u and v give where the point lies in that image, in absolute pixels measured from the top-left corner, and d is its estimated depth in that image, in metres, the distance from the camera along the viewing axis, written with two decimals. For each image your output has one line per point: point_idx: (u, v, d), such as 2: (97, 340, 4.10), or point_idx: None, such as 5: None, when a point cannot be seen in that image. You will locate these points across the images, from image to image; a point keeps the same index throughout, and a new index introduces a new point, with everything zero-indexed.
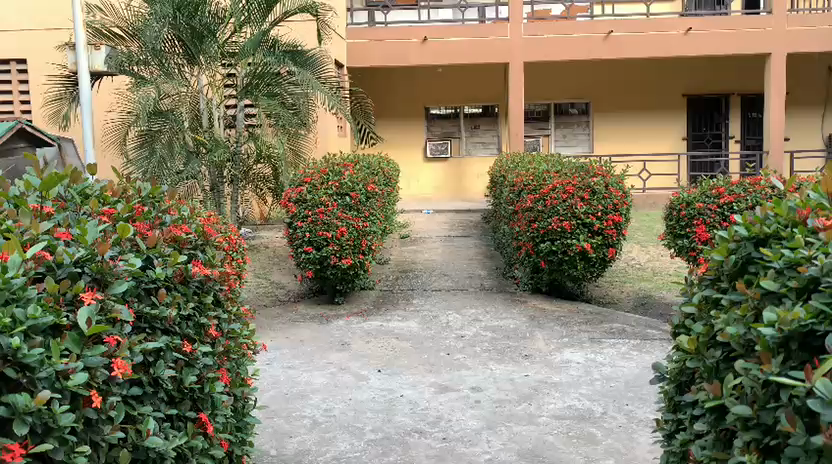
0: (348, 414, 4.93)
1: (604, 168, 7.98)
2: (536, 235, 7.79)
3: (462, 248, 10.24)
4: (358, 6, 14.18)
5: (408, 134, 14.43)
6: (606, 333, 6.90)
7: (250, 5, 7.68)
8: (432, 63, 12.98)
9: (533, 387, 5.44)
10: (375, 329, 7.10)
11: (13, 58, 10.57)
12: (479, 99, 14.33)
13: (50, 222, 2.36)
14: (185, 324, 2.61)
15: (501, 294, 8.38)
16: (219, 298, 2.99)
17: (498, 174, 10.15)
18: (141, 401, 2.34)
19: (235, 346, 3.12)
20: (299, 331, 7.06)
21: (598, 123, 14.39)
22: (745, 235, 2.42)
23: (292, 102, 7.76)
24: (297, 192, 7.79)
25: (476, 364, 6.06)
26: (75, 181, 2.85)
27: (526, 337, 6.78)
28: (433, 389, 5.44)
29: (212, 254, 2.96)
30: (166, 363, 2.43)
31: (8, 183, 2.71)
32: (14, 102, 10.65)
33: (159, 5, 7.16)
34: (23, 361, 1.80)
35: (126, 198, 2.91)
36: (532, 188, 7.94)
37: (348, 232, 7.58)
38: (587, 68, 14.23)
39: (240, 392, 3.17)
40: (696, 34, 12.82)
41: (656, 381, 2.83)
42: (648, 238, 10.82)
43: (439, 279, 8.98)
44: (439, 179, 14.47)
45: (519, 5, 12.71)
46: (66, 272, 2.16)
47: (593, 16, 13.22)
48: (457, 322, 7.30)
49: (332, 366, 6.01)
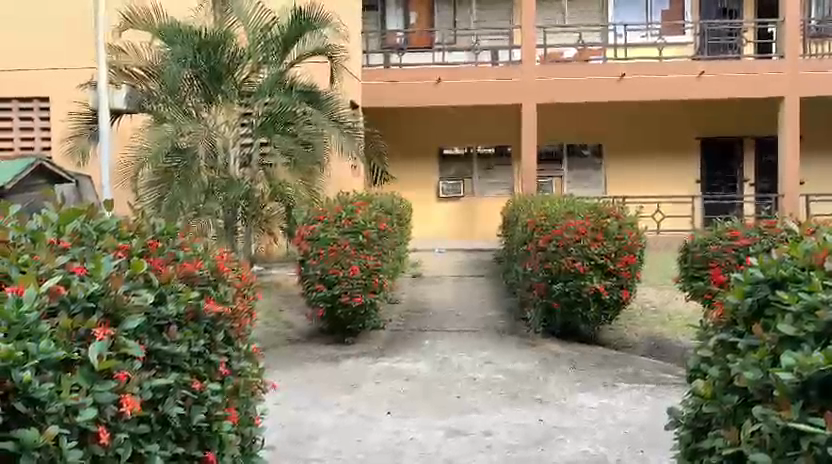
0: (357, 457, 4.86)
1: (617, 209, 7.95)
2: (549, 276, 7.73)
3: (474, 288, 10.19)
4: (373, 48, 14.46)
5: (420, 174, 14.55)
6: (620, 377, 6.79)
7: (268, 46, 7.92)
8: (446, 104, 13.14)
9: (544, 432, 5.34)
10: (385, 369, 7.04)
11: (36, 97, 10.84)
12: (492, 140, 14.46)
13: (67, 257, 2.36)
14: (194, 361, 2.60)
15: (513, 337, 8.29)
16: (230, 335, 2.97)
17: (511, 213, 10.11)
18: (148, 439, 2.32)
19: (245, 384, 3.10)
20: (308, 371, 7.00)
21: (610, 165, 14.46)
22: (761, 277, 2.39)
23: (307, 140, 7.87)
24: (309, 230, 7.84)
25: (487, 407, 5.97)
26: (92, 216, 2.88)
27: (539, 380, 6.69)
28: (444, 432, 5.35)
29: (223, 290, 2.97)
30: (175, 401, 2.42)
31: (25, 218, 2.73)
32: (35, 139, 10.88)
33: (178, 47, 7.46)
34: (32, 395, 1.81)
35: (140, 233, 2.92)
36: (545, 227, 7.89)
37: (360, 271, 7.71)
38: (599, 111, 14.36)
39: (247, 431, 3.12)
40: (708, 78, 12.91)
41: (671, 427, 2.77)
42: (661, 281, 10.73)
43: (451, 320, 8.92)
44: (451, 219, 14.48)
45: (532, 49, 12.90)
46: (79, 307, 2.15)
47: (606, 59, 13.39)
48: (469, 364, 7.23)
49: (341, 407, 5.95)
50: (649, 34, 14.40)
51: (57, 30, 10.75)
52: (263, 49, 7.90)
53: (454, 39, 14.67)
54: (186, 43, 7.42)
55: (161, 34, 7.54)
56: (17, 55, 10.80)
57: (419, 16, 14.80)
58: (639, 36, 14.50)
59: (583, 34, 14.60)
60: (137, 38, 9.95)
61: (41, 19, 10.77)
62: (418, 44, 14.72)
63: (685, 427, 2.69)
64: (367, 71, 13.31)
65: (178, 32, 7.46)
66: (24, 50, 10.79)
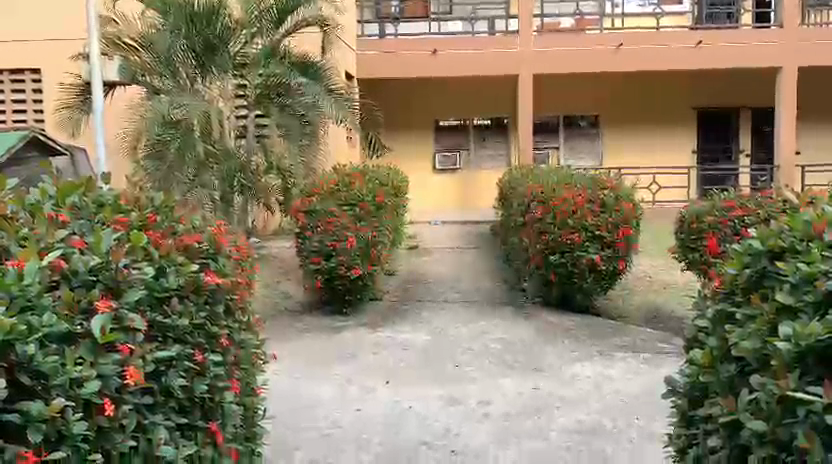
0: (357, 426, 4.92)
1: (614, 180, 7.97)
2: (546, 247, 7.76)
3: (471, 259, 10.24)
4: (368, 18, 14.27)
5: (417, 146, 14.47)
6: (616, 347, 6.86)
7: (261, 16, 7.80)
8: (443, 75, 13.03)
9: (542, 401, 5.41)
10: (383, 340, 7.09)
11: (28, 68, 10.69)
12: (488, 111, 14.39)
13: (66, 231, 2.36)
14: (196, 334, 2.62)
15: (510, 307, 8.34)
16: (230, 307, 2.97)
17: (508, 184, 10.08)
18: (152, 410, 2.36)
19: (246, 357, 3.11)
20: (307, 342, 7.04)
21: (607, 136, 14.39)
22: (760, 248, 2.41)
23: (303, 113, 7.79)
24: (306, 203, 7.79)
25: (485, 376, 6.04)
26: (90, 189, 2.87)
27: (535, 350, 6.75)
28: (442, 401, 5.42)
29: (223, 262, 2.96)
30: (178, 373, 2.45)
31: (22, 191, 2.72)
32: (28, 111, 10.74)
33: (172, 18, 7.38)
34: (38, 369, 1.82)
35: (138, 207, 2.90)
36: (542, 199, 7.87)
37: (357, 243, 7.74)
38: (597, 81, 14.28)
39: (249, 401, 3.15)
40: (706, 48, 12.81)
41: (667, 396, 2.80)
42: (658, 252, 10.75)
43: (449, 291, 8.95)
44: (447, 191, 14.45)
45: (529, 18, 12.76)
46: (80, 281, 2.16)
47: (604, 29, 13.25)
48: (466, 334, 7.29)
49: (340, 377, 6.00)
50: (647, 3, 14.25)
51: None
52: (258, 18, 7.79)
53: (450, 8, 14.49)
54: (178, 14, 7.34)
55: (154, 5, 7.42)
56: (8, 26, 10.64)
57: None
58: (636, 5, 14.36)
59: (580, 4, 14.44)
60: (129, 7, 9.81)
61: None
62: (413, 14, 14.56)
63: (682, 396, 2.72)
64: (363, 42, 13.16)
65: (171, 3, 7.33)
66: (14, 20, 10.63)
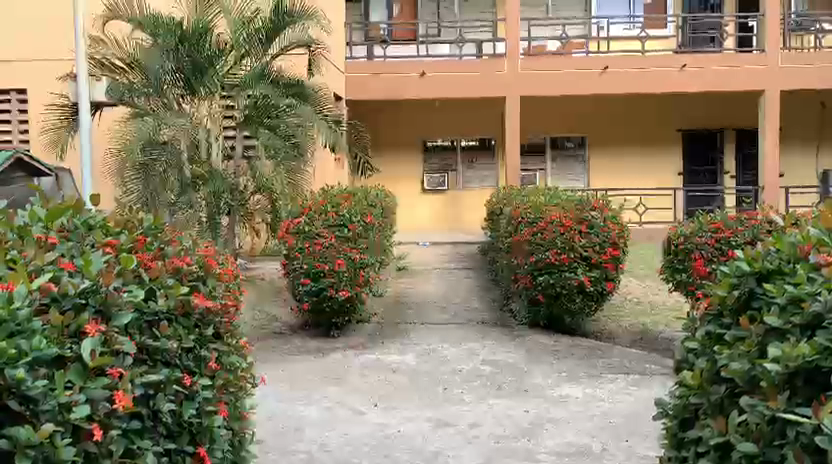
0: (345, 449, 4.87)
1: (601, 201, 8.05)
2: (534, 268, 7.78)
3: (460, 279, 10.27)
4: (357, 40, 14.42)
5: (405, 167, 14.55)
6: (605, 368, 6.87)
7: (251, 38, 7.89)
8: (432, 96, 13.14)
9: (532, 422, 5.40)
10: (371, 362, 7.06)
11: (14, 88, 10.65)
12: (476, 133, 14.50)
13: (56, 253, 2.34)
14: (185, 357, 2.61)
15: (498, 329, 8.32)
16: (219, 331, 2.95)
17: (496, 205, 10.15)
18: (141, 435, 2.33)
19: (234, 380, 3.06)
20: (295, 365, 6.99)
21: (594, 157, 14.55)
22: (747, 269, 2.44)
23: (291, 134, 7.81)
24: (295, 223, 7.89)
25: (474, 398, 6.02)
26: (79, 211, 2.86)
27: (524, 371, 6.74)
28: (431, 424, 5.39)
29: (214, 285, 2.95)
30: (166, 396, 2.42)
31: (12, 213, 2.70)
32: (13, 131, 10.69)
33: (162, 38, 7.36)
34: (26, 393, 1.80)
35: (129, 228, 2.91)
36: (530, 221, 7.91)
37: (346, 264, 7.73)
38: (584, 104, 14.45)
39: (237, 426, 3.10)
40: (690, 71, 13.02)
41: (657, 418, 2.80)
42: (647, 273, 10.83)
43: (437, 312, 8.94)
44: (435, 211, 14.49)
45: (516, 40, 12.93)
46: (70, 303, 2.14)
47: (589, 52, 13.45)
48: (455, 356, 7.27)
49: (327, 400, 5.96)
50: (632, 27, 14.54)
51: (42, 15, 10.55)
52: (246, 40, 7.88)
53: (438, 31, 14.67)
54: (168, 35, 7.32)
55: (144, 25, 7.42)
56: (8, 32, 10.58)
57: (403, 9, 14.87)
58: (622, 29, 14.63)
59: (567, 27, 14.70)
60: (117, 29, 9.84)
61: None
62: (402, 35, 14.75)
63: (671, 418, 2.71)
64: (352, 63, 13.27)
65: (159, 23, 7.33)
66: (16, 28, 10.58)
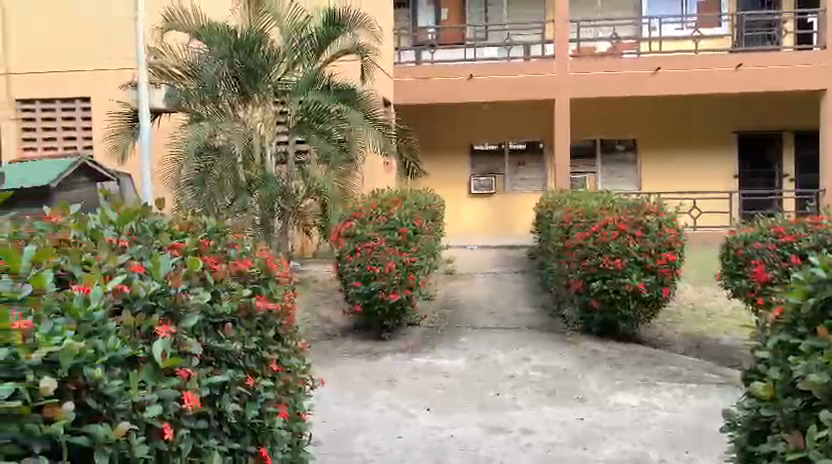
0: (398, 452, 4.88)
1: (656, 205, 7.88)
2: (587, 273, 7.67)
3: (509, 284, 10.19)
4: (404, 45, 14.50)
5: (453, 170, 14.53)
6: (661, 376, 6.70)
7: (303, 45, 7.98)
8: (480, 99, 13.08)
9: (586, 431, 5.31)
10: (422, 366, 7.07)
11: (78, 97, 11.08)
12: (524, 135, 14.37)
13: (126, 256, 2.39)
14: (248, 358, 2.66)
15: (549, 335, 8.22)
16: (279, 333, 3.00)
17: (545, 210, 10.04)
18: (207, 434, 2.38)
19: (294, 381, 3.10)
20: (348, 367, 7.04)
21: (645, 160, 14.26)
22: (823, 277, 2.33)
23: (341, 138, 7.93)
24: (346, 227, 7.93)
25: (526, 404, 5.96)
26: (146, 216, 2.93)
27: (577, 378, 6.64)
28: (483, 429, 5.35)
29: (274, 288, 3.02)
30: (231, 397, 2.47)
31: (84, 216, 2.78)
32: (78, 137, 11.13)
33: (217, 47, 7.53)
34: (103, 392, 1.84)
35: (193, 232, 2.98)
36: (582, 224, 7.81)
37: (396, 267, 7.74)
38: (635, 106, 14.18)
39: (296, 427, 3.14)
40: (746, 71, 12.62)
41: (725, 429, 2.71)
42: (702, 278, 10.55)
43: (487, 317, 8.88)
44: (483, 215, 14.42)
45: (565, 43, 12.78)
46: (141, 305, 2.18)
47: (640, 53, 13.19)
48: (506, 361, 7.21)
49: (380, 402, 5.98)
50: (685, 26, 14.20)
51: (104, 27, 10.94)
52: (299, 47, 7.97)
53: (486, 34, 14.62)
54: (223, 43, 7.49)
55: (200, 34, 7.61)
56: (71, 43, 11.01)
57: (451, 13, 14.88)
58: (674, 29, 14.30)
59: (617, 28, 14.46)
60: (174, 38, 10.14)
61: (94, 10, 10.93)
62: (449, 40, 14.76)
63: (740, 430, 2.62)
64: (400, 68, 13.34)
65: (215, 33, 7.50)
66: (79, 39, 11.01)
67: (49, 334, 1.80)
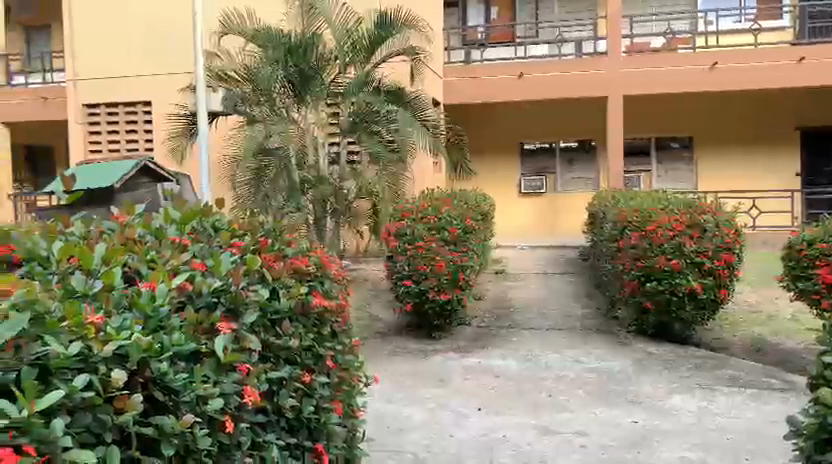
0: (449, 452, 4.89)
1: (714, 204, 7.66)
2: (641, 273, 7.51)
3: (560, 284, 10.06)
4: (454, 45, 14.48)
5: (503, 170, 14.44)
6: (719, 380, 6.52)
7: (355, 47, 8.05)
8: (530, 98, 12.96)
9: (640, 434, 5.20)
10: (473, 366, 7.05)
11: (140, 101, 11.46)
12: (576, 134, 14.17)
13: (190, 254, 2.46)
14: (305, 355, 2.72)
15: (602, 336, 8.08)
16: (334, 330, 3.05)
17: (598, 209, 9.88)
18: (265, 428, 2.46)
19: (348, 379, 3.15)
20: (399, 365, 7.09)
21: (701, 158, 13.87)
22: None
23: (391, 139, 8.01)
24: (397, 226, 7.96)
25: (579, 406, 5.88)
26: (206, 216, 3.02)
27: (631, 381, 6.51)
28: (535, 430, 5.31)
29: (329, 286, 3.07)
30: (288, 392, 2.53)
31: (149, 215, 2.89)
32: (140, 140, 11.52)
33: (272, 51, 7.71)
34: (169, 385, 1.90)
35: (252, 230, 3.05)
36: (636, 224, 7.66)
37: (447, 266, 7.73)
38: (691, 102, 13.82)
39: (350, 423, 3.20)
40: (809, 64, 12.14)
41: (789, 437, 2.61)
42: (762, 280, 10.20)
43: (538, 318, 8.80)
44: (534, 214, 14.28)
45: (617, 39, 12.54)
46: (203, 301, 2.26)
47: (696, 48, 12.85)
48: (558, 362, 7.13)
49: (431, 401, 6.00)
50: (743, 19, 13.74)
51: (163, 32, 11.29)
52: (351, 48, 8.04)
53: (536, 32, 14.48)
54: (278, 47, 7.68)
55: (256, 39, 7.81)
56: (133, 49, 11.40)
57: (501, 12, 14.79)
58: (732, 22, 13.86)
59: (672, 23, 14.10)
60: (230, 42, 10.40)
61: (154, 16, 11.29)
62: (499, 38, 14.66)
63: (805, 438, 2.53)
64: (449, 68, 13.33)
65: (270, 36, 7.75)
66: (140, 45, 11.39)
67: (119, 328, 1.86)
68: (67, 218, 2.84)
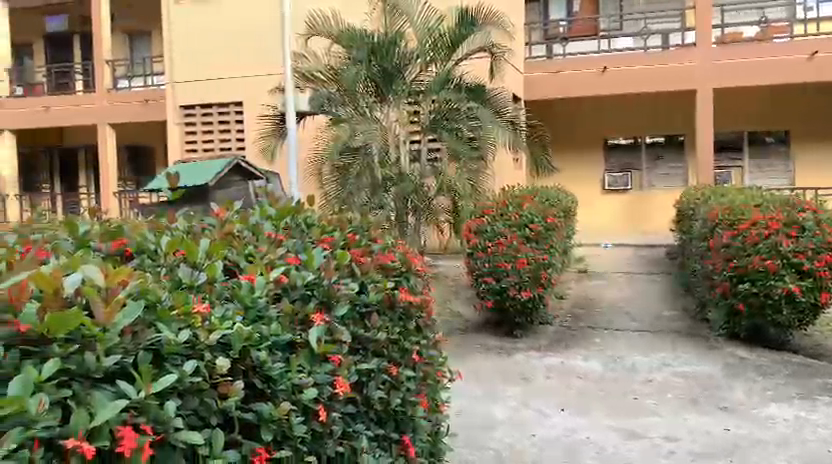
0: (532, 451, 4.86)
1: (813, 202, 7.23)
2: (733, 274, 7.18)
3: (646, 285, 9.76)
4: (535, 39, 14.26)
5: (586, 167, 14.10)
6: (819, 389, 6.15)
7: (437, 45, 8.09)
8: (615, 92, 12.60)
9: (733, 442, 4.99)
10: (556, 365, 6.95)
11: (232, 102, 11.93)
12: (662, 129, 13.72)
13: (285, 248, 2.56)
14: (392, 348, 2.77)
15: (691, 339, 7.78)
16: (420, 325, 3.08)
17: (687, 207, 9.50)
18: (355, 418, 2.53)
19: (433, 373, 3.18)
20: (481, 363, 7.08)
21: (799, 153, 13.11)
22: None
23: (472, 136, 8.07)
24: (477, 223, 7.92)
25: (667, 411, 5.70)
26: (299, 213, 3.12)
27: (723, 387, 6.25)
28: (620, 433, 5.19)
29: (414, 281, 3.11)
30: (376, 384, 2.60)
31: (247, 211, 3.02)
32: (232, 139, 11.99)
33: (356, 51, 7.86)
34: (268, 373, 1.99)
35: (341, 226, 3.13)
36: (728, 223, 7.34)
37: (528, 264, 7.66)
38: (788, 94, 13.08)
39: (435, 418, 3.23)
40: None
41: None
42: None
43: (623, 319, 8.57)
44: (618, 212, 13.88)
45: (707, 29, 12.01)
46: (298, 294, 2.34)
47: (793, 37, 12.15)
48: (644, 365, 6.93)
49: (513, 400, 5.97)
50: None
51: (254, 35, 11.73)
52: (432, 47, 8.08)
53: (621, 24, 14.06)
54: (361, 47, 7.83)
55: (341, 40, 7.97)
56: (226, 52, 11.90)
57: (583, 5, 14.44)
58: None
59: (767, 11, 13.37)
60: (317, 44, 10.68)
61: (246, 19, 11.75)
62: (582, 32, 14.32)
63: None
64: (531, 63, 13.15)
65: (353, 36, 7.86)
66: (233, 48, 11.86)
67: (222, 318, 1.97)
68: (171, 214, 3.01)
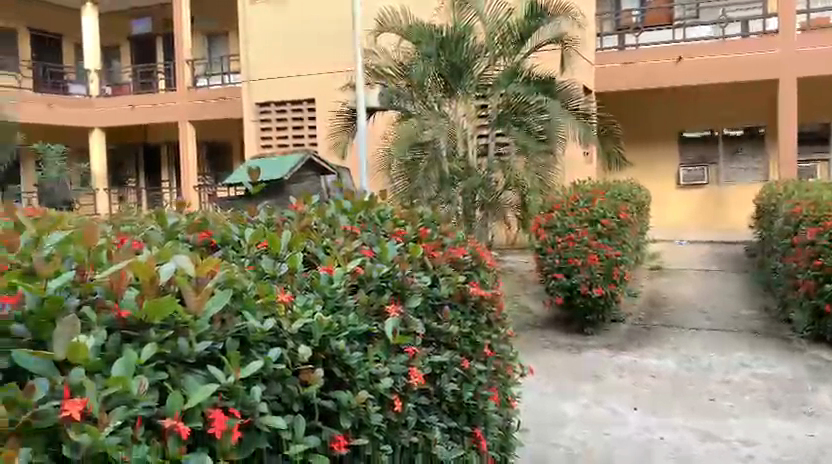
0: (605, 449, 4.78)
1: None
2: (820, 273, 6.83)
3: (723, 282, 9.41)
4: (607, 30, 13.93)
5: (660, 160, 13.69)
6: None
7: (506, 38, 8.05)
8: (691, 83, 12.17)
9: (818, 448, 4.76)
10: (628, 364, 6.80)
11: (304, 99, 12.19)
12: (742, 120, 13.15)
13: (360, 242, 2.62)
14: (464, 341, 2.78)
15: (772, 340, 7.45)
16: (491, 319, 3.07)
17: (768, 202, 9.09)
18: (428, 410, 2.56)
19: (504, 368, 3.17)
20: (550, 359, 7.00)
21: None
22: None
23: (541, 130, 7.88)
24: (547, 218, 7.84)
25: (746, 413, 5.48)
26: (372, 206, 3.17)
27: (807, 390, 5.96)
28: (697, 435, 5.04)
29: (485, 276, 3.11)
30: (448, 377, 2.62)
31: (323, 204, 3.10)
32: (304, 135, 12.25)
33: (426, 46, 7.88)
34: (346, 362, 2.04)
35: (413, 220, 3.16)
36: (813, 219, 6.99)
37: (599, 260, 7.50)
38: None
39: (506, 413, 3.22)
40: None
41: None
42: None
43: (699, 317, 8.30)
44: (693, 207, 13.42)
45: (791, 15, 11.44)
46: (373, 286, 2.38)
47: None
48: (721, 365, 6.69)
49: (584, 397, 5.88)
50: None
51: (325, 33, 11.95)
52: (501, 40, 8.04)
53: (697, 12, 13.56)
54: (430, 41, 7.84)
55: (409, 35, 7.99)
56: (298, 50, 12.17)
57: None
58: None
59: None
60: (386, 40, 10.78)
61: (316, 17, 11.97)
62: (656, 21, 13.89)
63: None
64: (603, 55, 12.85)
65: (422, 32, 7.89)
66: (304, 46, 12.11)
67: (303, 307, 2.03)
68: (252, 208, 3.12)
